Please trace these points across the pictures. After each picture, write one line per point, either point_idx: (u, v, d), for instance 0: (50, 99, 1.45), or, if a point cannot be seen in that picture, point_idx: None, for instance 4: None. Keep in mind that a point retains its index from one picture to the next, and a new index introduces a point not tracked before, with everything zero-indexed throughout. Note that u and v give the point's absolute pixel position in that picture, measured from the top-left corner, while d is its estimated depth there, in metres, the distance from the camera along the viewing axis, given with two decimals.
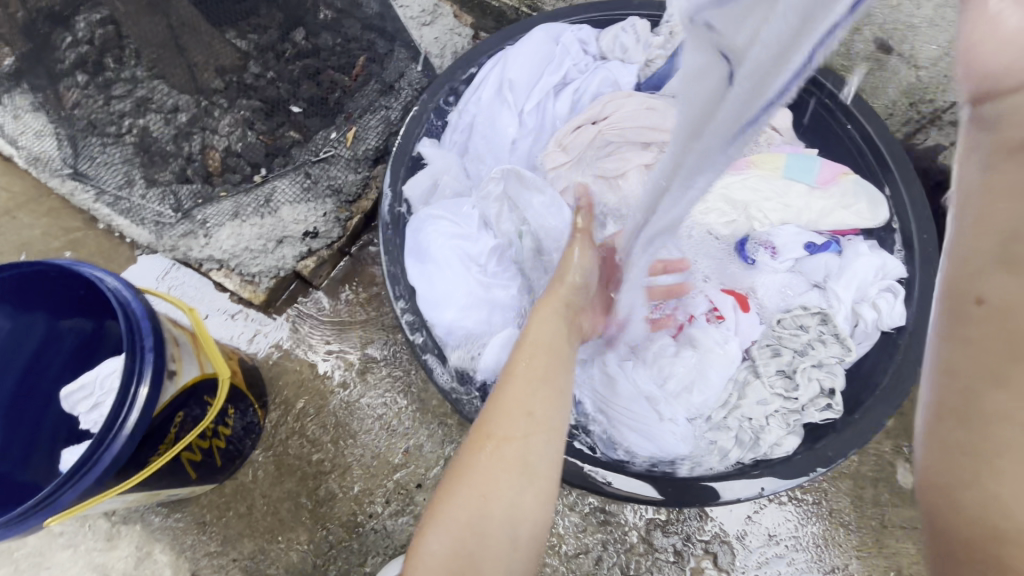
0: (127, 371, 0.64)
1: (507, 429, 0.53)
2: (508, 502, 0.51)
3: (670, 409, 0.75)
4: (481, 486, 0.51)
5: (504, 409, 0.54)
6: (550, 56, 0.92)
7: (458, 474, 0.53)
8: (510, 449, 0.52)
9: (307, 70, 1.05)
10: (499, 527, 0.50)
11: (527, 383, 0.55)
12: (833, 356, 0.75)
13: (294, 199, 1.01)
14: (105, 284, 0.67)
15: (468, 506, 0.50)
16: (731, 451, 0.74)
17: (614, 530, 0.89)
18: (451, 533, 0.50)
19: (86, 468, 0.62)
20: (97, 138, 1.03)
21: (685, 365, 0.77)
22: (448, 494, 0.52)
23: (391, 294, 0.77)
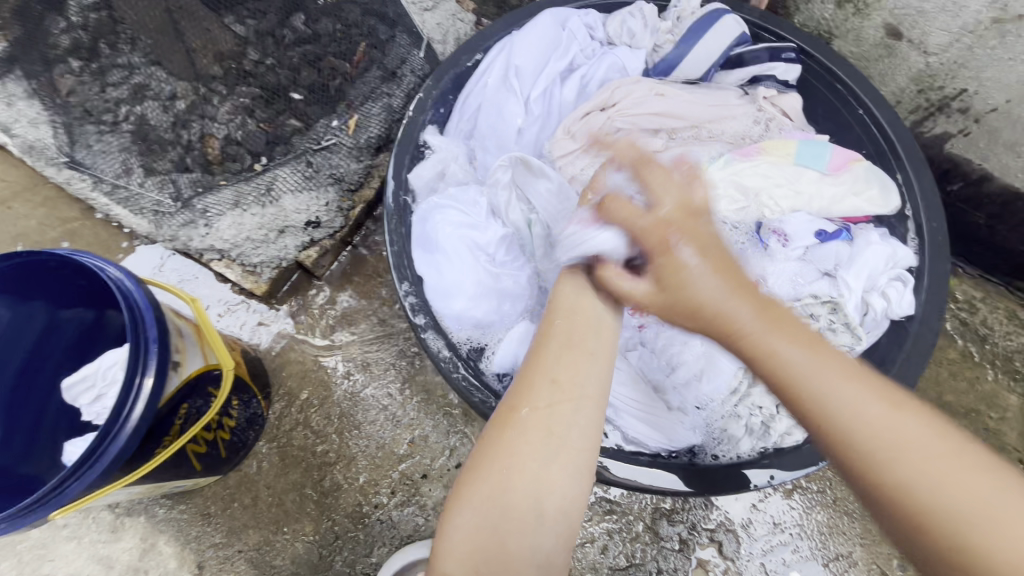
0: (131, 363, 0.63)
1: (532, 401, 0.52)
2: (532, 475, 0.50)
3: (679, 397, 0.76)
4: (504, 459, 0.51)
5: (529, 381, 0.54)
6: (556, 41, 0.90)
7: (482, 448, 0.53)
8: (533, 422, 0.51)
9: (307, 57, 1.03)
10: (523, 500, 0.49)
11: (551, 354, 0.55)
12: (844, 344, 0.75)
13: (296, 188, 0.99)
14: (107, 273, 0.65)
15: (492, 479, 0.50)
16: (741, 441, 0.73)
17: (620, 519, 0.89)
18: (474, 506, 0.50)
19: (91, 462, 0.61)
20: (93, 126, 1.01)
21: (694, 353, 0.75)
22: (471, 468, 0.52)
23: (396, 276, 0.77)
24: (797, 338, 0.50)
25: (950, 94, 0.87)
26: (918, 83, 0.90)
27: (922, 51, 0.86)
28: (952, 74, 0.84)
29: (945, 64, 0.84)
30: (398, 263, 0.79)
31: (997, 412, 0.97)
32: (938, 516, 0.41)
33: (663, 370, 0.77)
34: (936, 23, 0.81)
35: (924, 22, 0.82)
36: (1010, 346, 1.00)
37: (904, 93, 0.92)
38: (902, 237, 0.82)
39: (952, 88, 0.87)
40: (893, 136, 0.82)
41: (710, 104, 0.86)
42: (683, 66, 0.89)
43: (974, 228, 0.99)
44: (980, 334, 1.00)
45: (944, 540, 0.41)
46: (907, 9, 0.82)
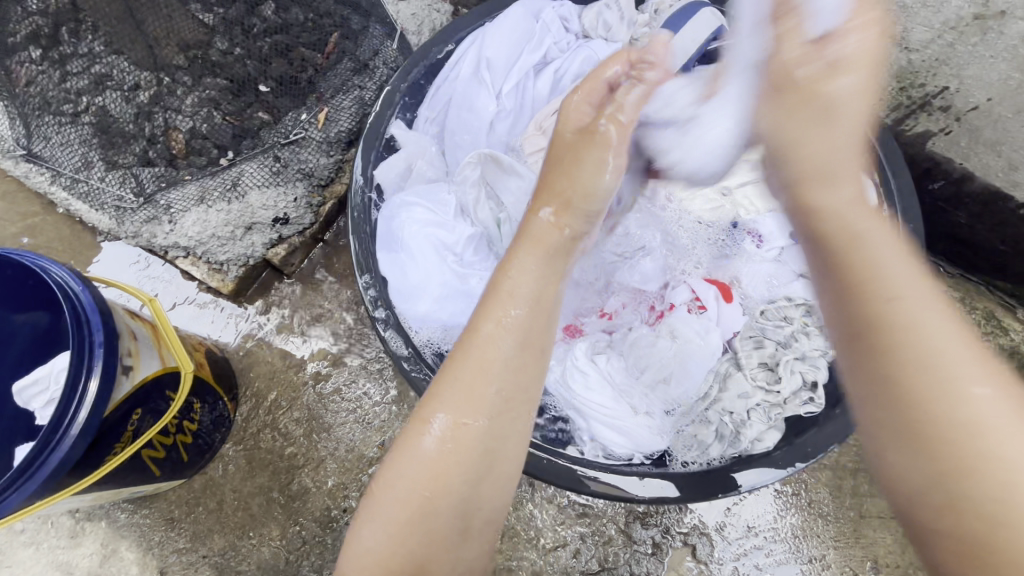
0: (73, 367, 0.60)
1: (468, 413, 0.49)
2: (459, 495, 0.48)
3: (646, 402, 0.75)
4: (432, 475, 0.48)
5: (463, 389, 0.49)
6: (530, 33, 0.88)
7: (405, 455, 0.49)
8: (467, 432, 0.48)
9: (276, 47, 0.99)
10: (450, 517, 0.48)
11: (493, 360, 0.50)
12: (817, 348, 0.74)
13: (262, 183, 0.96)
14: (52, 276, 0.63)
15: (417, 495, 0.48)
16: (711, 446, 0.72)
17: (592, 522, 0.88)
18: (395, 522, 0.48)
19: (30, 471, 0.59)
20: (52, 117, 0.97)
21: (663, 356, 0.74)
22: (394, 477, 0.49)
23: (359, 268, 0.74)
24: (887, 229, 0.48)
25: (932, 91, 0.84)
26: (900, 79, 0.86)
27: (903, 47, 0.84)
28: (932, 71, 0.84)
29: (927, 61, 0.83)
30: (364, 258, 0.75)
31: None
32: (979, 446, 0.38)
33: (630, 374, 0.76)
34: (917, 19, 0.82)
35: (907, 18, 0.82)
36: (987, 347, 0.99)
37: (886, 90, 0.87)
38: None
39: (935, 84, 0.84)
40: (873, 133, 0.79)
41: None
42: None
43: (955, 228, 0.97)
44: None
45: (988, 481, 0.38)
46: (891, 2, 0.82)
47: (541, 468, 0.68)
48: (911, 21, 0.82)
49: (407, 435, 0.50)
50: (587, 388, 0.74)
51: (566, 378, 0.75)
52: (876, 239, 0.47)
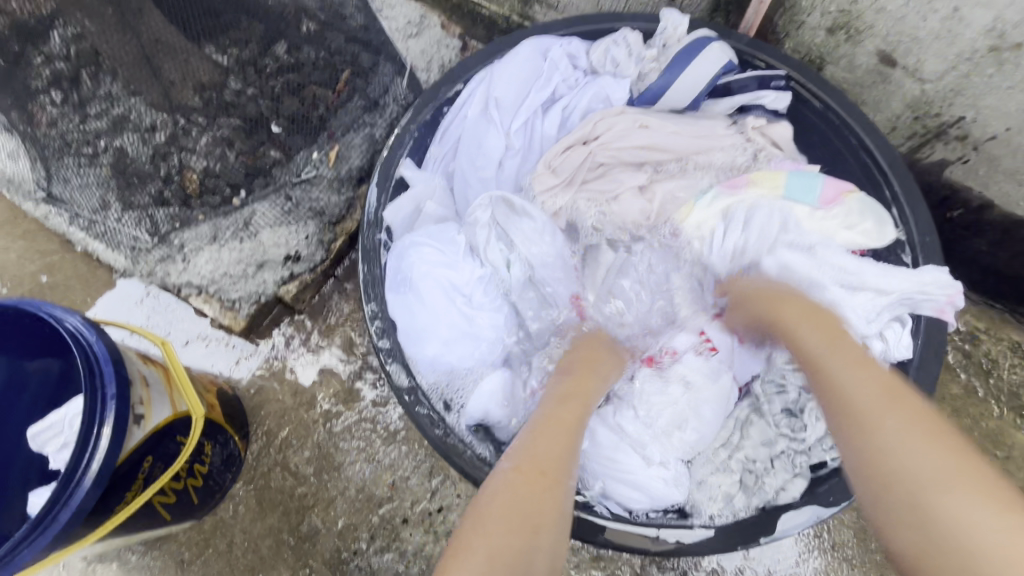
0: (86, 416, 0.61)
1: (554, 461, 0.57)
2: (548, 543, 0.52)
3: (660, 452, 0.74)
4: (530, 518, 0.52)
5: (553, 446, 0.58)
6: (537, 72, 0.88)
7: (501, 497, 0.53)
8: (552, 475, 0.56)
9: (289, 86, 1.01)
10: (541, 551, 0.51)
11: (568, 426, 0.61)
12: None
13: (274, 223, 0.96)
14: (66, 326, 0.64)
15: (521, 524, 0.51)
16: (734, 496, 0.73)
17: (607, 566, 0.86)
18: (494, 558, 0.48)
19: (45, 522, 0.59)
20: (72, 159, 0.99)
21: (674, 405, 0.74)
22: (491, 512, 0.52)
23: (365, 312, 0.76)
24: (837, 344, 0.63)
25: (948, 121, 0.88)
26: (914, 110, 0.90)
27: (914, 77, 0.85)
28: (948, 101, 0.85)
29: (941, 91, 0.85)
30: (370, 284, 0.78)
31: (1003, 450, 0.97)
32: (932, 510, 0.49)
33: (641, 423, 0.74)
34: (930, 51, 0.81)
35: (919, 50, 0.82)
36: (1016, 379, 0.99)
37: (900, 119, 0.93)
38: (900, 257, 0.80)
39: (950, 115, 0.87)
40: (891, 168, 0.79)
41: (695, 137, 0.84)
42: (668, 95, 0.88)
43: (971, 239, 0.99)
44: (984, 366, 1.00)
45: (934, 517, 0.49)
46: (901, 36, 0.82)
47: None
48: (922, 53, 0.82)
49: (497, 480, 0.55)
50: (594, 441, 0.74)
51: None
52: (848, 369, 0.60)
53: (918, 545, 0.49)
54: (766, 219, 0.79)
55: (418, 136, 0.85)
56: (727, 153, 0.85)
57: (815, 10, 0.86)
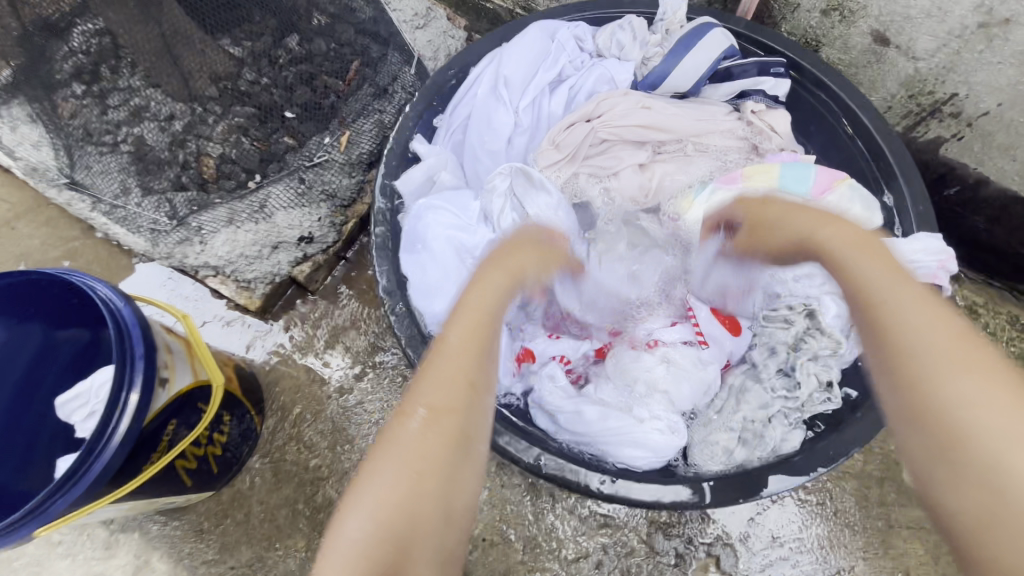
0: (115, 379, 0.64)
1: (453, 398, 0.51)
2: (444, 482, 0.48)
3: (648, 409, 0.76)
4: (418, 462, 0.48)
5: (451, 369, 0.52)
6: (545, 52, 0.92)
7: (390, 446, 0.49)
8: (451, 416, 0.50)
9: (301, 76, 1.04)
10: (434, 503, 0.48)
11: (476, 350, 0.54)
12: (824, 349, 0.74)
13: (288, 205, 1.02)
14: (98, 293, 0.67)
15: (407, 482, 0.47)
16: (733, 451, 0.75)
17: (614, 533, 0.88)
18: (379, 516, 0.46)
19: (75, 478, 0.62)
20: (94, 148, 1.03)
21: (651, 371, 0.78)
22: (377, 470, 0.48)
23: (375, 267, 0.79)
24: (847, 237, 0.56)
25: (942, 98, 0.90)
26: (908, 89, 0.93)
27: (908, 55, 0.88)
28: (940, 78, 0.88)
29: (934, 69, 0.87)
30: (381, 248, 0.82)
31: None
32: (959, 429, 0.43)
33: (622, 391, 0.78)
34: (921, 29, 0.84)
35: (911, 28, 0.84)
36: (1013, 351, 1.01)
37: (895, 99, 0.95)
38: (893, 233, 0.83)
39: (944, 92, 0.90)
40: (883, 145, 0.82)
41: (696, 120, 0.87)
42: (671, 77, 0.91)
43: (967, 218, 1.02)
44: None
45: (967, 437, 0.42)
46: (893, 16, 0.84)
47: (542, 470, 0.71)
48: (914, 32, 0.85)
49: (388, 431, 0.49)
50: (578, 416, 0.76)
51: (558, 412, 0.78)
52: (863, 265, 0.53)
53: (949, 473, 0.43)
54: None
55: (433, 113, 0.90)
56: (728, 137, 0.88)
57: None
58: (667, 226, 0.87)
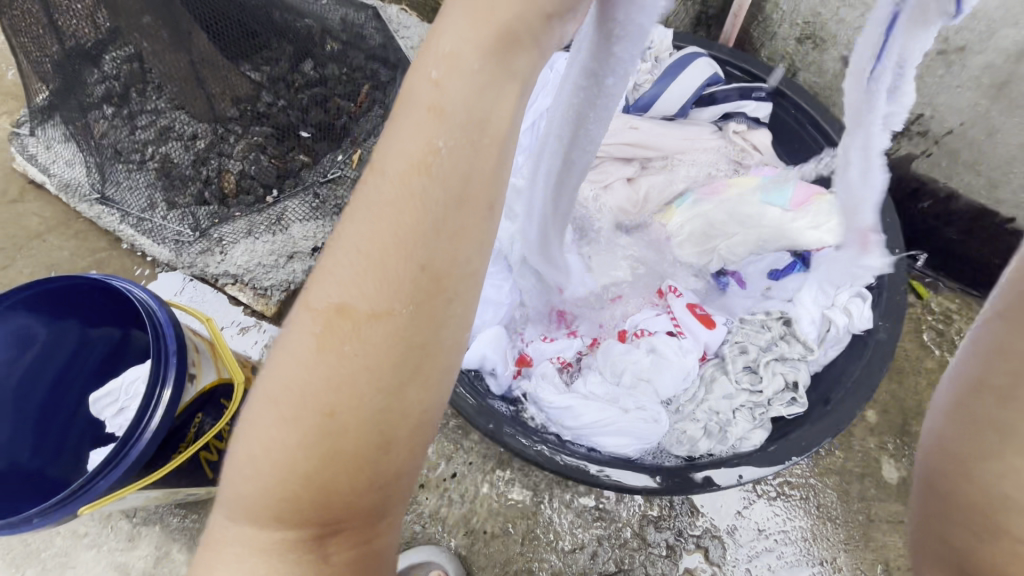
0: (152, 375, 0.70)
1: (380, 296, 0.39)
2: (368, 406, 0.39)
3: (635, 400, 0.83)
4: (329, 378, 0.39)
5: (381, 242, 0.39)
6: (544, 81, 1.03)
7: (294, 346, 0.40)
8: (376, 325, 0.39)
9: (315, 98, 1.11)
10: (356, 428, 0.39)
11: (421, 220, 0.39)
12: (795, 352, 0.85)
13: (304, 218, 1.10)
14: (136, 295, 0.74)
15: (315, 405, 0.39)
16: (699, 441, 0.82)
17: (609, 526, 0.93)
18: (277, 439, 0.39)
19: (117, 460, 0.68)
20: (123, 166, 1.11)
21: (637, 364, 0.86)
22: (277, 379, 0.40)
23: None
24: None
25: (910, 119, 0.98)
26: None
27: None
28: (907, 100, 0.95)
29: None
30: None
31: None
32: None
33: (609, 384, 0.86)
34: None
35: None
36: None
37: None
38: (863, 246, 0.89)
39: (911, 113, 0.97)
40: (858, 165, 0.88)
41: (681, 138, 0.95)
42: (659, 103, 0.98)
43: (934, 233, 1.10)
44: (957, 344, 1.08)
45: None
46: None
47: (531, 454, 0.77)
48: None
49: (294, 322, 0.41)
50: (563, 407, 0.82)
51: (548, 411, 0.84)
52: None
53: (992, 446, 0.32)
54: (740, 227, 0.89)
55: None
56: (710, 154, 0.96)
57: (784, 22, 0.97)
58: (649, 239, 0.95)
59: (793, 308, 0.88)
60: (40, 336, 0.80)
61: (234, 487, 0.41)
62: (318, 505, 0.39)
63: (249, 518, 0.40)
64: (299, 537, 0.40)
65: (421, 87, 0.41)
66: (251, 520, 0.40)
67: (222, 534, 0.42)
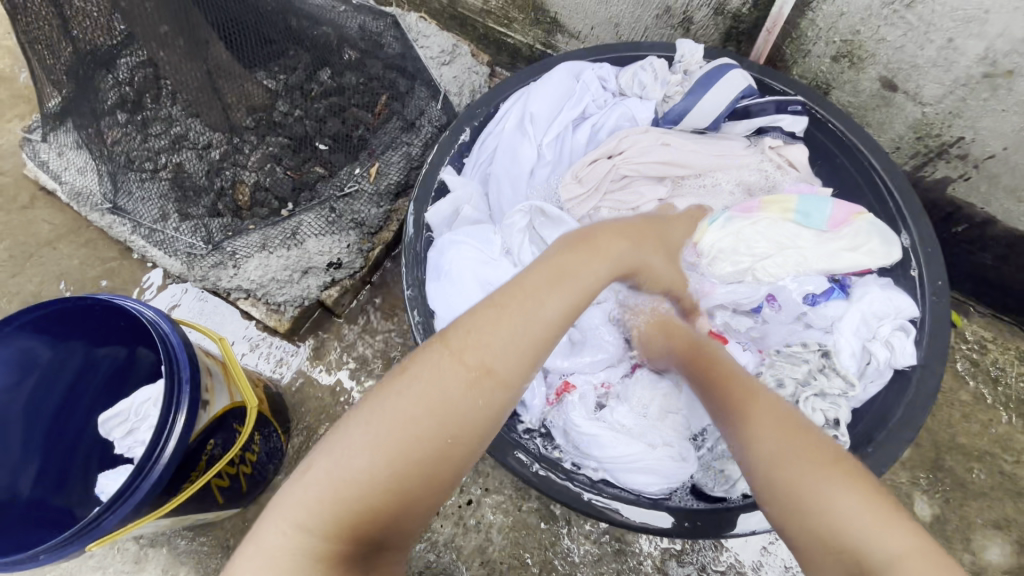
0: (165, 402, 0.67)
1: (505, 366, 0.53)
2: (467, 450, 0.52)
3: (661, 435, 0.81)
4: (453, 422, 0.51)
5: (513, 335, 0.53)
6: (569, 92, 1.01)
7: (429, 381, 0.51)
8: (492, 394, 0.52)
9: (332, 108, 1.08)
10: (454, 460, 0.51)
11: (551, 326, 0.55)
12: (836, 388, 0.82)
13: (319, 232, 1.06)
14: (146, 317, 0.71)
15: (436, 439, 0.50)
16: (738, 481, 0.79)
17: (629, 559, 0.90)
18: (395, 455, 0.49)
19: (123, 497, 0.65)
20: (135, 175, 1.08)
21: (666, 395, 0.82)
22: (411, 403, 0.50)
23: (406, 296, 0.88)
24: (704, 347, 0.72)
25: (949, 141, 0.93)
26: (917, 130, 0.96)
27: (917, 101, 0.91)
28: (947, 123, 0.91)
29: (940, 114, 0.91)
30: (411, 271, 0.90)
31: (1012, 455, 0.99)
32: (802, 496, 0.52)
33: (639, 415, 0.82)
34: (928, 77, 0.87)
35: (918, 76, 0.88)
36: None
37: (903, 140, 0.99)
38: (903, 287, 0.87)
39: (951, 135, 0.93)
40: (902, 202, 0.86)
41: (714, 155, 0.94)
42: (689, 117, 0.98)
43: (960, 254, 1.07)
44: (993, 375, 1.03)
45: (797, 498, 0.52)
46: (901, 64, 0.88)
47: (556, 491, 0.76)
48: (921, 79, 0.88)
49: (430, 358, 0.52)
50: (593, 442, 0.80)
51: (580, 445, 0.82)
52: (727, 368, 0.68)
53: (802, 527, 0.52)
54: (778, 253, 0.88)
55: (464, 141, 0.98)
56: (747, 171, 0.95)
57: (820, 39, 0.92)
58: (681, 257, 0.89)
59: (832, 338, 0.86)
60: (43, 357, 0.77)
61: (333, 478, 0.49)
62: (393, 517, 0.50)
63: (329, 517, 0.48)
64: (357, 544, 0.48)
65: (567, 256, 0.60)
66: (329, 509, 0.48)
67: (288, 534, 0.48)
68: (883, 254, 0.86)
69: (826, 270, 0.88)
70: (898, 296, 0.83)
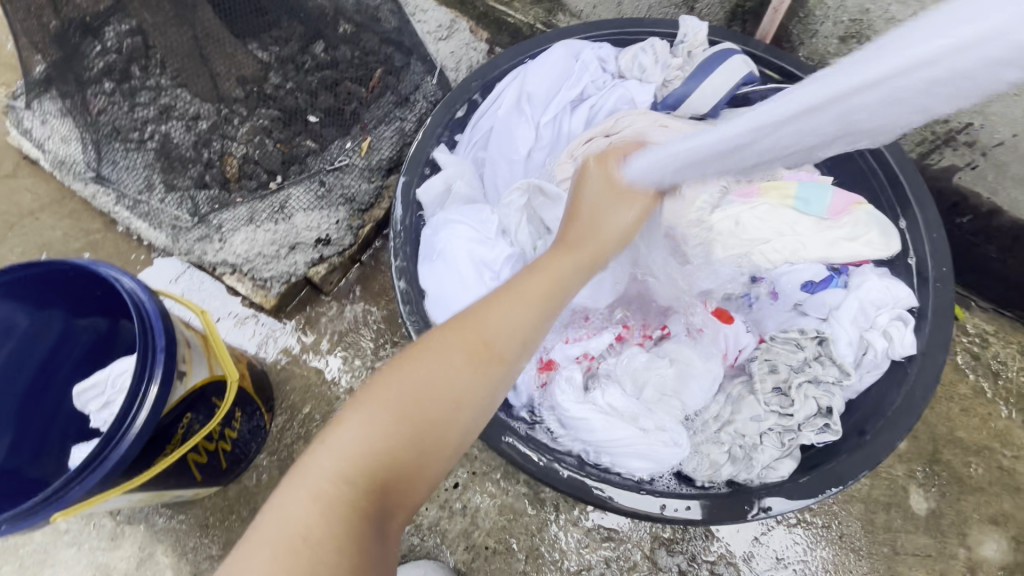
0: (137, 371, 0.65)
1: (504, 342, 0.55)
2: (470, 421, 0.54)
3: (655, 419, 0.79)
4: (458, 392, 0.53)
5: (508, 315, 0.56)
6: (568, 71, 0.98)
7: (435, 357, 0.53)
8: (492, 371, 0.54)
9: (325, 81, 1.04)
10: (458, 429, 0.53)
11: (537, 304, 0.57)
12: (831, 376, 0.79)
13: (307, 207, 1.04)
14: (122, 284, 0.68)
15: (444, 406, 0.52)
16: (722, 467, 0.78)
17: (617, 547, 0.88)
18: (409, 417, 0.51)
19: (92, 466, 0.62)
20: (120, 144, 1.04)
21: (661, 375, 0.82)
22: (421, 374, 0.52)
23: (393, 272, 0.85)
24: None
25: (956, 127, 0.88)
26: None
27: None
28: None
29: None
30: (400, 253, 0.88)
31: (1011, 450, 0.96)
32: None
33: (631, 397, 0.80)
34: None
35: None
36: None
37: None
38: (904, 276, 0.84)
39: (959, 121, 0.87)
40: (907, 189, 0.83)
41: None
42: (689, 102, 0.94)
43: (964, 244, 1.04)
44: (993, 368, 1.01)
45: None
46: None
47: (543, 471, 0.73)
48: None
49: (436, 338, 0.55)
50: (585, 424, 0.78)
51: (570, 425, 0.79)
52: None
53: None
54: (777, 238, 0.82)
55: (459, 117, 0.96)
56: None
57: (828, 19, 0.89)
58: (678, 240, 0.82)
59: (830, 326, 0.84)
60: (20, 325, 0.74)
61: (350, 441, 0.50)
62: (407, 480, 0.51)
63: (362, 470, 0.49)
64: (373, 504, 0.49)
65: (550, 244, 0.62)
66: (348, 467, 0.49)
67: (333, 485, 0.48)
68: (885, 245, 0.83)
69: (827, 258, 0.83)
70: (896, 284, 0.82)
